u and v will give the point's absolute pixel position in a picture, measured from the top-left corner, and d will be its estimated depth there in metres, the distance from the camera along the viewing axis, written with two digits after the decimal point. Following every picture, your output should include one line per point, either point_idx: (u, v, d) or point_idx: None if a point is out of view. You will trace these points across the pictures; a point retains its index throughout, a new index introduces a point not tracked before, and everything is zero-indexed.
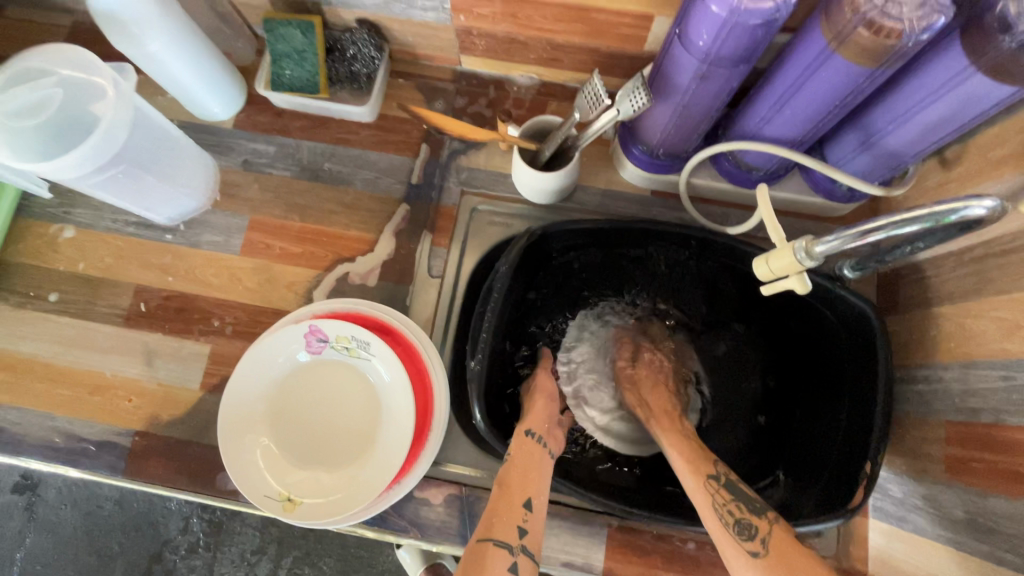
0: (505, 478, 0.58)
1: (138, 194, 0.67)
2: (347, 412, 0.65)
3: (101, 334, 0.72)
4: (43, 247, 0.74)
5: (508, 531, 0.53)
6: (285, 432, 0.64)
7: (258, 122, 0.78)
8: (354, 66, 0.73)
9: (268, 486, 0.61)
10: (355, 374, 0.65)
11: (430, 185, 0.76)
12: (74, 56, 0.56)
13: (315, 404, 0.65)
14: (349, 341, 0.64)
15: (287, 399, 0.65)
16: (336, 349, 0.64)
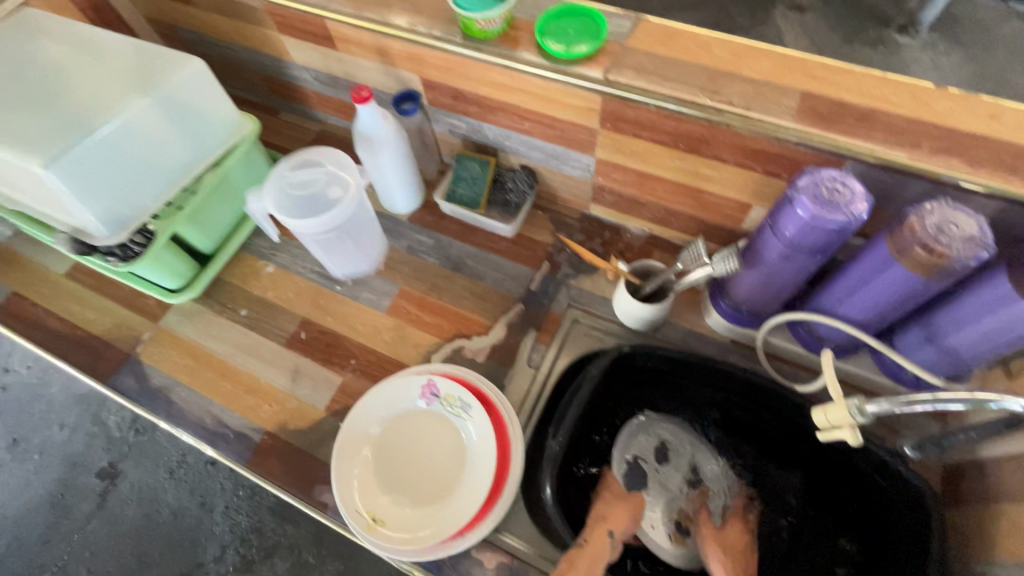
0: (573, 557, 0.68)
1: (337, 253, 0.90)
2: (436, 459, 0.76)
3: (266, 347, 0.91)
4: (250, 274, 0.98)
5: None
6: (384, 462, 0.76)
7: (426, 220, 1.01)
8: (510, 196, 0.96)
9: (358, 502, 0.72)
10: (451, 430, 0.78)
11: (544, 293, 0.93)
12: (339, 158, 0.83)
13: (413, 445, 0.77)
14: (455, 400, 0.77)
15: (392, 435, 0.78)
16: (443, 404, 0.78)
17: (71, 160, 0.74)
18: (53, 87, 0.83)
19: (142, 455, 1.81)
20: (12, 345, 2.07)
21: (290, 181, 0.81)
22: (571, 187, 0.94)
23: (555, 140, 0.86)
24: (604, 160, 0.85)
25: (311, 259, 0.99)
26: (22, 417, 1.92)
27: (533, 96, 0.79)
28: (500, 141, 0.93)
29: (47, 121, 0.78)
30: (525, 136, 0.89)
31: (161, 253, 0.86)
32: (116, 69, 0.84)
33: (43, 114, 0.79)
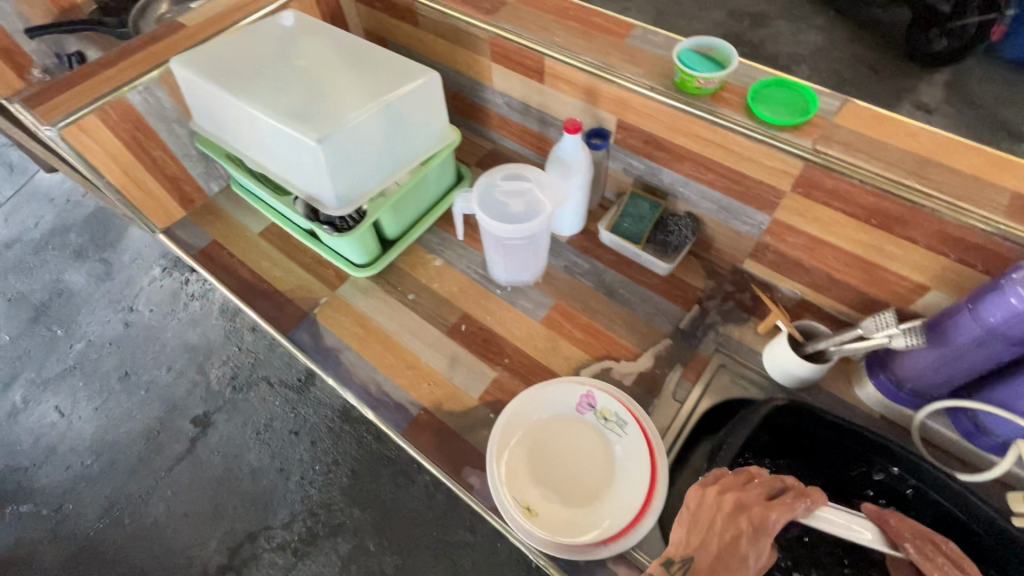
0: None
1: (516, 260, 0.98)
2: (585, 466, 0.81)
3: (428, 332, 0.99)
4: (419, 263, 1.08)
5: None
6: (537, 458, 0.81)
7: (584, 245, 1.09)
8: (670, 238, 1.02)
9: (512, 488, 0.78)
10: (601, 442, 0.83)
11: (692, 333, 0.97)
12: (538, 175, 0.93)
13: (566, 449, 0.82)
14: (610, 414, 0.83)
15: (547, 435, 0.83)
16: (597, 415, 0.83)
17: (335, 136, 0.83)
18: (314, 71, 0.95)
19: (234, 411, 1.93)
20: (139, 287, 2.28)
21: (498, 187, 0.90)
22: (733, 240, 0.99)
23: (735, 195, 0.92)
24: (780, 221, 0.90)
25: (475, 261, 1.08)
26: (136, 354, 2.09)
27: (730, 152, 0.86)
28: (673, 186, 1.00)
29: (311, 100, 0.89)
30: (704, 187, 0.96)
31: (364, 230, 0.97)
32: (368, 66, 0.95)
33: (308, 95, 0.90)
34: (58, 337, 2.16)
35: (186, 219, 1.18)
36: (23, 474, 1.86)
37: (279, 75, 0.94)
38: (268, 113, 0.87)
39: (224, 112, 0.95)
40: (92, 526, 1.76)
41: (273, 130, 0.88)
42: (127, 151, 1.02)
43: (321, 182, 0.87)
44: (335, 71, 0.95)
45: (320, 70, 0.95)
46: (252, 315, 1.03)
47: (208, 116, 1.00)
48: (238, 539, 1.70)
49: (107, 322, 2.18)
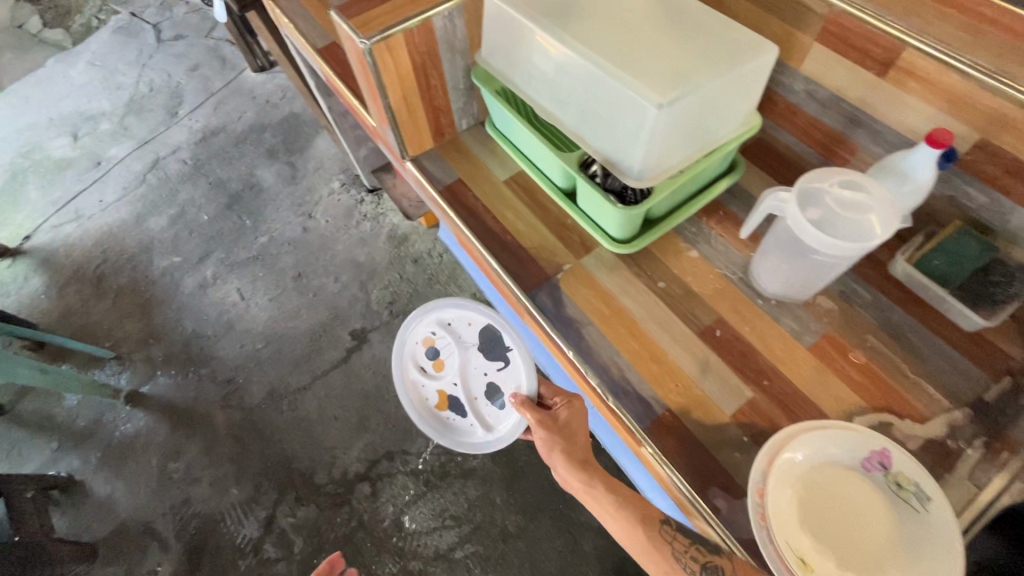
0: None
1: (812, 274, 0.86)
2: (863, 531, 0.71)
3: (678, 328, 0.91)
4: (672, 251, 0.99)
5: None
6: (812, 506, 0.73)
7: (867, 272, 0.94)
8: (993, 291, 0.85)
9: (780, 527, 0.70)
10: (886, 509, 0.72)
11: (999, 409, 0.81)
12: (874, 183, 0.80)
13: (847, 508, 0.73)
14: (907, 483, 0.72)
15: (823, 484, 0.74)
16: (888, 478, 0.73)
17: (676, 104, 0.75)
18: (643, 23, 0.86)
19: (389, 335, 2.02)
20: (319, 196, 2.41)
21: (834, 193, 0.78)
22: None
23: None
24: None
25: (735, 262, 0.98)
26: (309, 259, 2.24)
27: None
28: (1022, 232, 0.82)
29: (645, 57, 0.81)
30: None
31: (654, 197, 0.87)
32: (701, 27, 0.85)
33: (640, 49, 0.82)
34: (246, 226, 2.37)
35: (433, 152, 1.17)
36: (206, 341, 2.09)
37: (604, 23, 0.87)
38: (600, 65, 0.81)
39: (534, 53, 0.90)
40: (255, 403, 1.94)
41: (597, 86, 0.82)
42: (412, 75, 1.00)
43: (633, 151, 0.81)
44: (665, 27, 0.85)
45: (647, 24, 0.86)
46: (495, 266, 0.99)
47: (510, 55, 0.95)
48: (377, 455, 1.80)
49: (288, 223, 2.35)
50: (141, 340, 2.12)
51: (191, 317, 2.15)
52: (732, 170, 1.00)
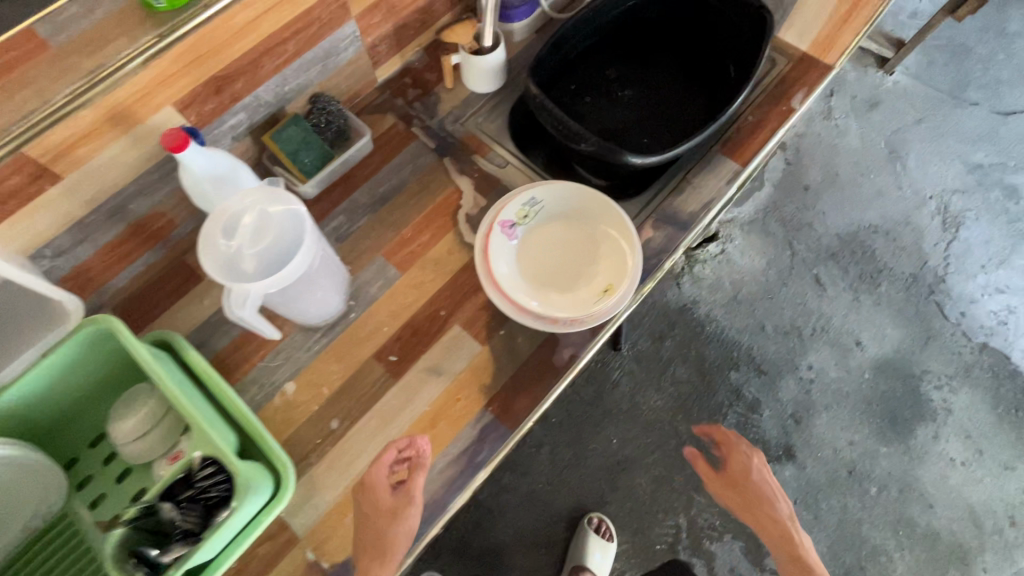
0: (738, 152, 0.95)
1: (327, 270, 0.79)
2: (569, 245, 0.85)
3: (392, 398, 0.81)
4: (288, 412, 0.80)
5: (733, 165, 0.94)
6: (544, 285, 0.83)
7: (315, 216, 0.94)
8: (338, 122, 0.94)
9: (585, 305, 0.81)
10: (545, 226, 0.87)
11: (444, 138, 0.99)
12: (242, 177, 0.77)
13: (542, 255, 0.85)
14: (523, 211, 0.85)
15: (528, 273, 0.84)
16: (523, 222, 0.86)
17: None
18: None
19: None
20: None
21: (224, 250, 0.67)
22: (353, 71, 0.97)
23: (316, 37, 0.86)
24: (360, 15, 0.90)
25: (303, 336, 0.85)
26: None
27: (282, 7, 0.78)
28: (281, 92, 0.88)
29: None
30: (298, 59, 0.86)
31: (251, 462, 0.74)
32: None
33: None
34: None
35: None
36: None
37: None
38: None
39: None
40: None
41: None
42: None
43: None
44: None
45: None
46: None
47: None
48: None
49: None
50: None
51: None
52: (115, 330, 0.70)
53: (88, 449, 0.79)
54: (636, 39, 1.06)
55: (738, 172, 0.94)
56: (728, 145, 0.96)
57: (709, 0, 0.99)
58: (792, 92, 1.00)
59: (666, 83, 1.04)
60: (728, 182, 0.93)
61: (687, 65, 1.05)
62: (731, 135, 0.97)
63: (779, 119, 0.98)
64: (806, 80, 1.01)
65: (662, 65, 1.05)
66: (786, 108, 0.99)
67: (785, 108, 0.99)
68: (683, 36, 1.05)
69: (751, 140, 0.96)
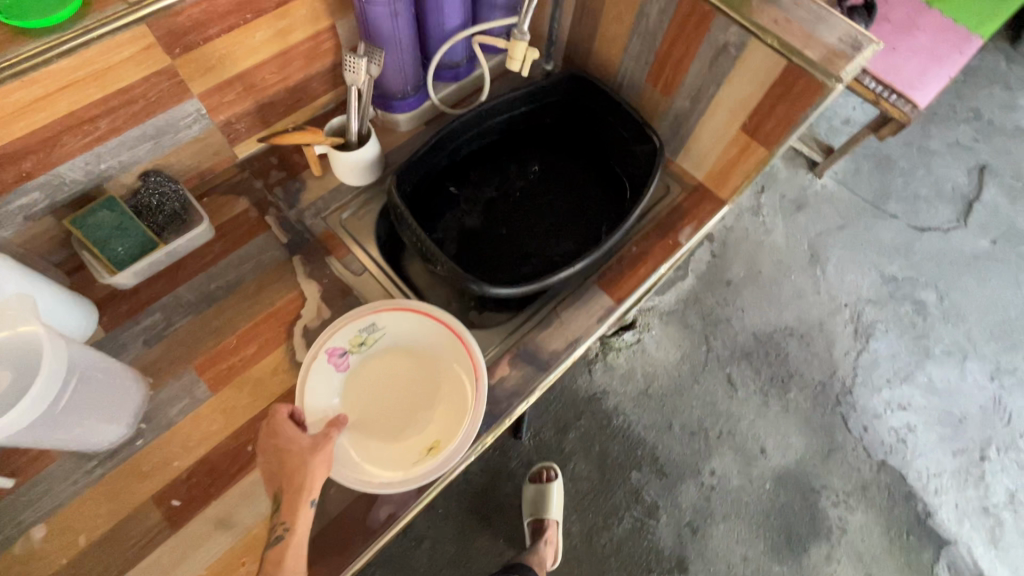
0: (615, 288, 0.88)
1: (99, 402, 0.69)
2: (406, 381, 0.79)
3: (161, 556, 0.67)
4: (26, 567, 0.66)
5: (607, 302, 0.87)
6: (369, 423, 0.76)
7: (126, 311, 0.80)
8: (169, 207, 0.82)
9: (408, 458, 0.72)
10: (382, 356, 0.80)
11: (300, 232, 0.89)
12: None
13: (374, 386, 0.78)
14: (359, 337, 0.77)
15: (356, 406, 0.76)
16: (357, 350, 0.77)
17: None
18: None
19: None
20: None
21: None
22: (201, 148, 0.86)
23: (143, 115, 0.75)
24: (205, 93, 0.79)
25: (70, 465, 0.71)
26: None
27: (82, 84, 0.66)
28: (94, 171, 0.76)
29: None
30: (116, 138, 0.74)
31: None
32: None
33: None
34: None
35: None
36: None
37: None
38: None
39: None
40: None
41: None
42: None
43: None
44: None
45: None
46: None
47: None
48: None
49: None
50: None
51: None
52: None
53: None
54: (531, 144, 1.02)
55: (610, 309, 0.87)
56: (607, 279, 0.89)
57: (605, 116, 0.97)
58: (681, 226, 0.95)
59: (558, 192, 0.99)
60: (599, 322, 0.86)
61: (582, 177, 1.01)
62: (610, 266, 0.91)
63: (663, 255, 0.92)
64: (696, 215, 0.97)
65: (557, 173, 1.00)
66: (673, 244, 0.93)
67: (672, 243, 0.94)
68: (579, 146, 1.02)
69: (631, 275, 0.90)
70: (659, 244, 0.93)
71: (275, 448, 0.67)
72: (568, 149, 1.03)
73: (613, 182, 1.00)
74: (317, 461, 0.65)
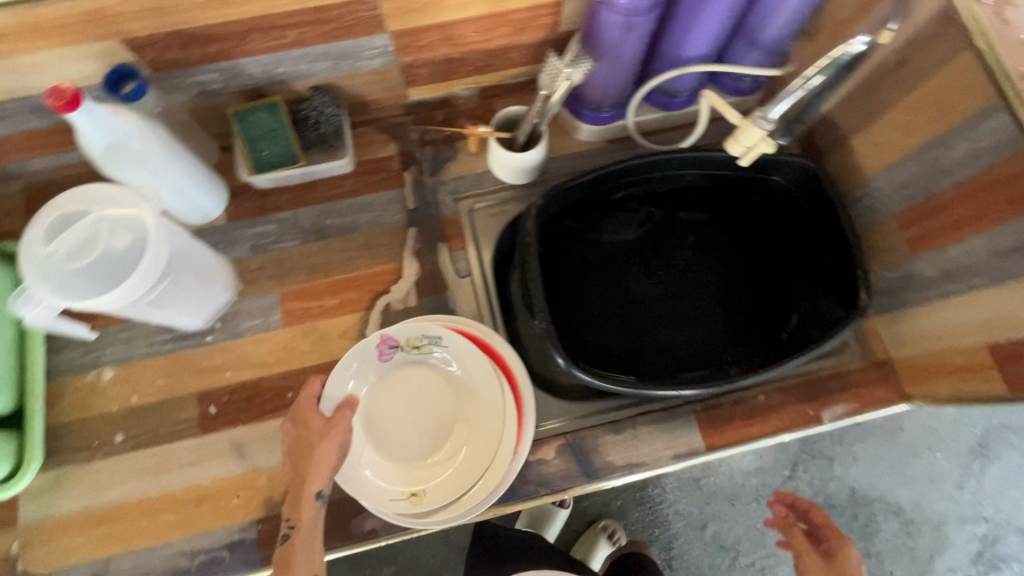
0: (712, 430, 0.74)
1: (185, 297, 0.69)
2: (435, 408, 0.72)
3: (183, 449, 0.73)
4: (89, 397, 0.74)
5: (694, 442, 0.74)
6: (380, 431, 0.71)
7: (249, 209, 0.82)
8: (323, 128, 0.80)
9: (390, 489, 0.69)
10: (428, 369, 0.73)
11: (428, 204, 0.83)
12: (149, 151, 0.65)
13: (404, 396, 0.72)
14: (417, 340, 0.71)
15: (378, 401, 0.72)
16: (408, 351, 0.71)
17: None
18: None
19: None
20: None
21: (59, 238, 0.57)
22: (377, 80, 0.81)
23: (333, 36, 0.70)
24: (399, 32, 0.72)
25: (152, 329, 0.77)
26: None
27: None
28: (272, 72, 0.74)
29: None
30: (300, 51, 0.71)
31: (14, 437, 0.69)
32: None
33: None
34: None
35: None
36: None
37: None
38: None
39: None
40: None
41: None
42: None
43: None
44: None
45: None
46: None
47: None
48: None
49: None
50: None
51: None
52: None
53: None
54: (710, 214, 0.85)
55: (694, 450, 0.74)
56: (707, 415, 0.75)
57: (818, 229, 0.77)
58: (832, 400, 0.76)
59: (709, 285, 0.82)
60: (674, 458, 0.74)
61: (746, 280, 0.82)
62: (721, 402, 0.76)
63: (790, 422, 0.75)
64: (860, 396, 0.76)
65: (720, 262, 0.83)
66: (811, 415, 0.75)
67: (809, 413, 0.75)
68: (764, 245, 0.83)
69: (739, 426, 0.75)
70: (793, 409, 0.75)
71: (294, 430, 0.65)
72: (758, 240, 0.84)
73: (779, 306, 0.81)
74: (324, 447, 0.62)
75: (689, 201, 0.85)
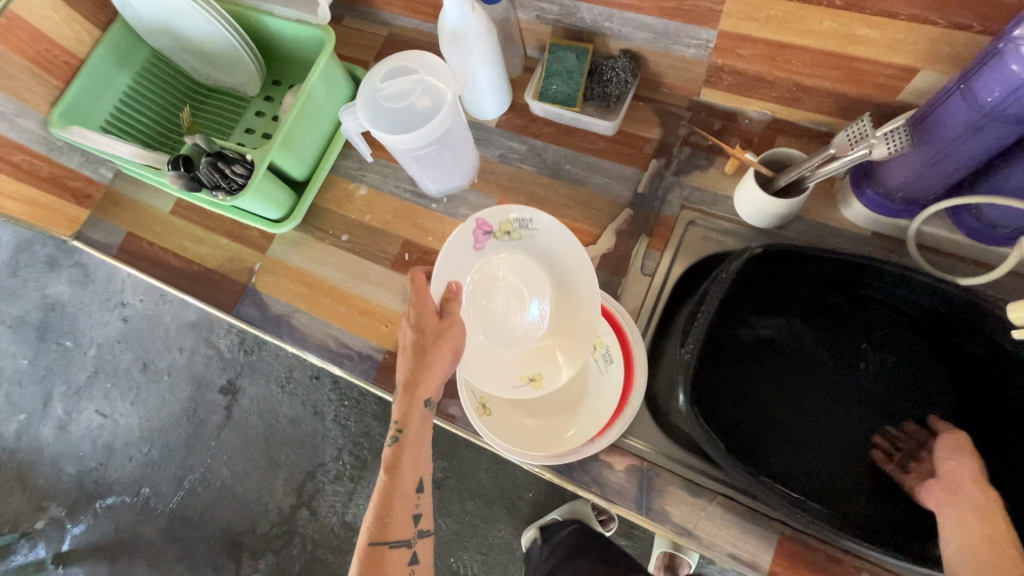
0: (783, 562, 0.67)
1: (434, 167, 0.84)
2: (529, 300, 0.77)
3: (374, 270, 0.91)
4: (344, 199, 0.97)
5: (759, 557, 0.68)
6: (482, 317, 0.77)
7: (516, 124, 0.94)
8: (610, 88, 0.86)
9: (511, 378, 0.76)
10: (523, 252, 0.78)
11: (655, 196, 0.85)
12: (473, 49, 0.79)
13: (500, 292, 0.78)
14: (510, 225, 0.76)
15: (477, 286, 0.77)
16: (501, 236, 0.77)
17: None
18: None
19: (255, 372, 1.86)
20: (122, 280, 2.02)
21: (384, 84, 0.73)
22: (681, 68, 0.83)
23: (668, 13, 0.74)
24: (729, 32, 0.72)
25: (404, 177, 0.95)
26: (138, 348, 1.95)
27: None
28: (599, 24, 0.81)
29: None
30: (633, 15, 0.77)
31: (298, 196, 0.95)
32: None
33: None
34: (70, 348, 1.99)
35: (93, 217, 1.06)
36: (96, 474, 1.87)
37: None
38: None
39: None
40: (173, 504, 1.82)
41: None
42: None
43: None
44: None
45: None
46: (217, 311, 0.95)
47: None
48: (299, 482, 1.76)
49: (106, 321, 1.98)
50: (34, 509, 1.87)
51: (69, 459, 1.89)
52: (325, 54, 0.85)
53: (267, 84, 1.01)
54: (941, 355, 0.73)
55: (754, 564, 0.68)
56: (792, 546, 0.68)
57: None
58: None
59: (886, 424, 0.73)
60: (728, 555, 0.69)
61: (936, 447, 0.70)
62: (813, 544, 0.68)
63: None
64: None
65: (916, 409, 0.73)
66: None
67: None
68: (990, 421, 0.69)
69: None
70: None
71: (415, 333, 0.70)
72: (976, 435, 0.70)
73: None
74: (438, 357, 0.67)
75: (918, 349, 0.74)
